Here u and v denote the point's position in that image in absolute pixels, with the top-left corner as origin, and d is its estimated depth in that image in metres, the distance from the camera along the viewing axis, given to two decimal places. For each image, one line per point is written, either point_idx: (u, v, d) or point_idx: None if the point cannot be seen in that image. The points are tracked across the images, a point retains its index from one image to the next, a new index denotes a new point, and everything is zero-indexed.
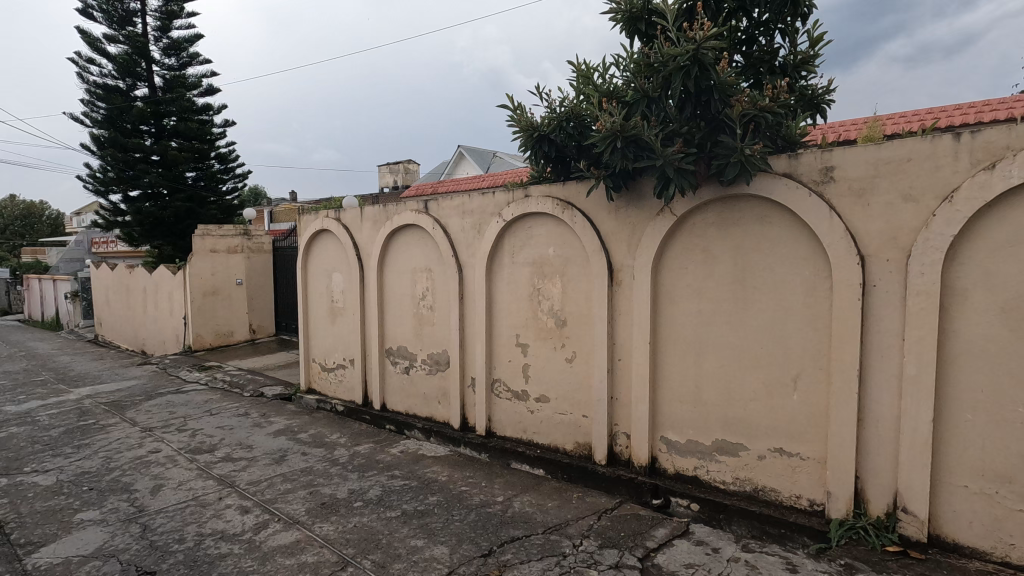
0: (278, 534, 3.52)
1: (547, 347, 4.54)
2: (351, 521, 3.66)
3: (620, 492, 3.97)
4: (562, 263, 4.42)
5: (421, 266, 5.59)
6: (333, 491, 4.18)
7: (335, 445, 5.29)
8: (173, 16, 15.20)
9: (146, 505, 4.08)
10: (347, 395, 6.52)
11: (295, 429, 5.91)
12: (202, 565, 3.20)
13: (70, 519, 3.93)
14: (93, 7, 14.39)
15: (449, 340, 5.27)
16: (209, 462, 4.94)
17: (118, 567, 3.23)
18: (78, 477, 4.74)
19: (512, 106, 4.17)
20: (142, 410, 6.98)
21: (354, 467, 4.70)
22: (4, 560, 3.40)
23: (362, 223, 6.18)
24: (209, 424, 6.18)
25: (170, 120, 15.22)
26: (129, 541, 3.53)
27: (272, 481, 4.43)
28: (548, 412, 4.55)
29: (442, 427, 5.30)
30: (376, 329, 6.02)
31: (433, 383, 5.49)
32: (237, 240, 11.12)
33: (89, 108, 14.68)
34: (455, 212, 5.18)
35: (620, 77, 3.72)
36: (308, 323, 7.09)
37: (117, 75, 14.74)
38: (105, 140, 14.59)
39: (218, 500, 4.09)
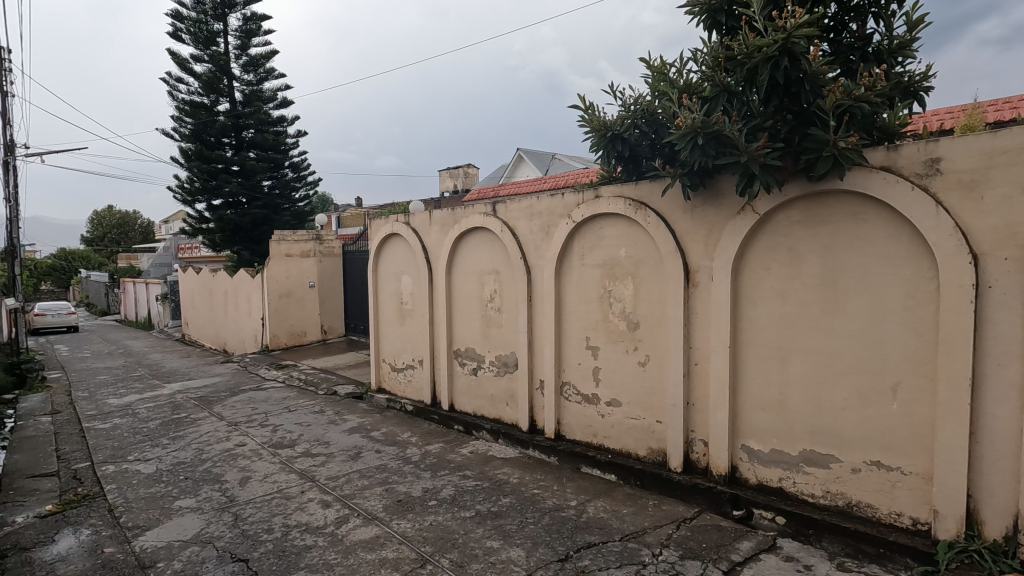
0: (358, 529, 3.63)
1: (618, 350, 4.46)
2: (428, 519, 3.73)
3: (698, 501, 3.83)
4: (634, 265, 4.33)
5: (489, 268, 5.63)
6: (408, 489, 4.27)
7: (407, 444, 5.41)
8: (251, 34, 16.17)
9: (237, 495, 4.32)
10: (415, 395, 6.67)
11: (368, 427, 6.10)
12: (290, 555, 3.35)
13: (170, 505, 4.22)
14: (181, 29, 15.52)
15: (518, 342, 5.28)
16: (291, 457, 5.17)
17: (215, 553, 3.43)
18: (174, 467, 5.09)
19: (584, 106, 4.15)
20: (227, 405, 7.42)
21: (426, 466, 4.78)
22: (115, 541, 3.69)
23: (430, 226, 6.30)
24: (288, 420, 6.48)
25: (248, 131, 16.23)
26: (223, 529, 3.74)
27: (349, 477, 4.59)
28: (619, 416, 4.46)
29: (510, 429, 5.32)
30: (444, 330, 6.12)
31: (501, 384, 5.52)
32: (310, 245, 11.66)
33: (178, 123, 15.82)
34: (523, 214, 5.18)
35: (698, 71, 3.62)
36: (377, 324, 7.31)
37: (202, 92, 15.80)
38: (192, 153, 15.69)
39: (300, 493, 4.28)
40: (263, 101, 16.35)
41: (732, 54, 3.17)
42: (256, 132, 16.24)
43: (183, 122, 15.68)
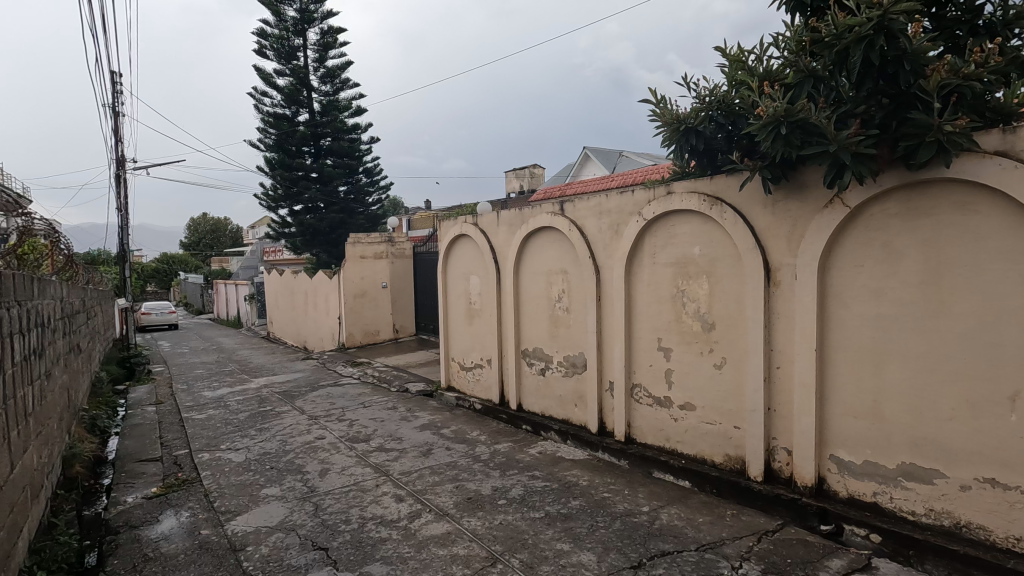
0: (430, 524, 3.71)
1: (692, 351, 4.29)
2: (497, 518, 3.75)
3: (781, 513, 3.61)
4: (709, 263, 4.15)
5: (557, 268, 5.60)
6: (478, 487, 4.32)
7: (476, 442, 5.48)
8: (328, 47, 16.99)
9: (317, 486, 4.54)
10: (484, 394, 6.73)
11: (438, 424, 6.23)
12: (367, 547, 3.46)
13: (257, 493, 4.50)
14: (266, 47, 16.56)
15: (587, 342, 5.20)
16: (366, 451, 5.37)
17: (298, 540, 3.61)
18: (261, 457, 5.42)
19: (655, 100, 4.04)
20: (308, 400, 7.82)
21: (495, 464, 4.81)
22: (210, 523, 3.97)
23: (497, 227, 6.34)
24: (363, 416, 6.73)
25: (326, 140, 17.09)
26: (305, 518, 3.94)
27: (421, 473, 4.70)
28: (693, 421, 4.29)
29: (579, 430, 5.25)
30: (512, 330, 6.14)
31: (569, 385, 5.46)
32: (382, 247, 12.11)
33: (263, 134, 16.88)
34: (592, 212, 5.11)
35: (780, 57, 3.41)
36: (446, 324, 7.45)
37: (284, 104, 16.78)
38: (275, 162, 16.71)
39: (375, 487, 4.43)
40: (339, 111, 17.11)
41: (818, 37, 2.96)
42: (333, 140, 17.05)
43: (267, 133, 16.68)
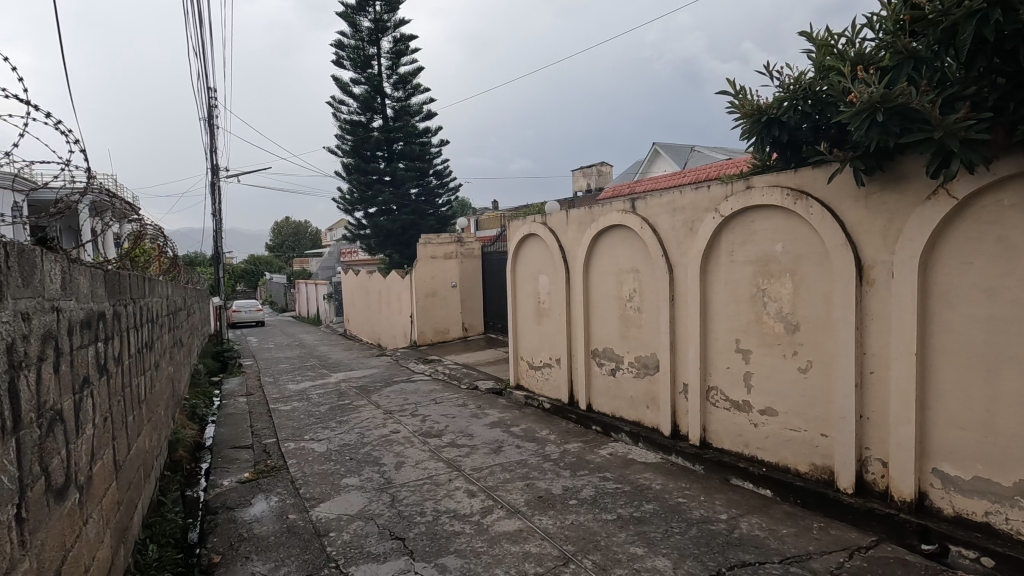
0: (502, 521, 3.75)
1: (773, 354, 4.08)
2: (569, 518, 3.74)
3: (875, 529, 3.37)
4: (793, 261, 3.93)
5: (628, 267, 5.49)
6: (549, 486, 4.32)
7: (546, 441, 5.49)
8: (401, 54, 17.55)
9: (393, 478, 4.71)
10: (553, 393, 6.72)
11: (508, 422, 6.29)
12: (441, 539, 3.55)
13: (339, 482, 4.73)
14: (343, 57, 17.35)
15: (659, 343, 5.07)
16: (439, 446, 5.51)
17: (377, 529, 3.76)
18: (341, 448, 5.70)
19: (733, 91, 3.88)
20: (383, 395, 8.13)
21: (565, 464, 4.80)
22: (297, 509, 4.22)
23: (567, 226, 6.31)
24: (435, 412, 6.91)
25: (398, 144, 17.69)
26: (382, 508, 4.10)
27: (493, 469, 4.76)
28: (775, 427, 4.08)
29: (651, 433, 5.13)
30: (582, 330, 6.09)
31: (640, 386, 5.35)
32: (452, 247, 12.39)
33: (341, 141, 17.71)
34: (665, 210, 4.97)
35: (875, 39, 3.18)
36: (515, 323, 7.50)
37: (360, 111, 17.52)
38: (352, 167, 17.51)
39: (448, 481, 4.54)
40: (411, 116, 17.64)
41: (921, 15, 2.73)
42: (405, 144, 17.62)
43: (344, 139, 17.48)
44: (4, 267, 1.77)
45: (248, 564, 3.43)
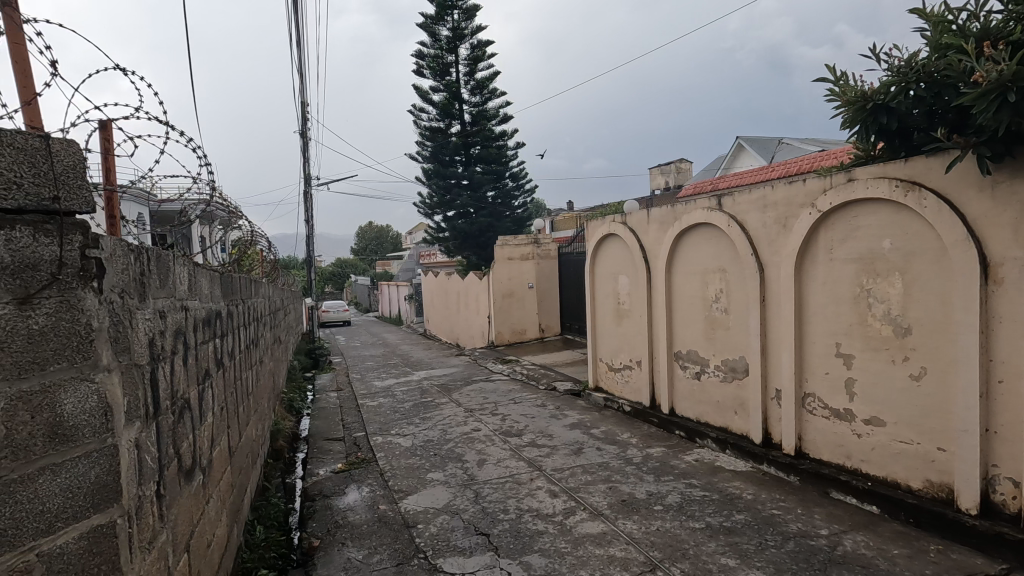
0: (586, 522, 3.73)
1: (880, 359, 3.77)
2: (655, 524, 3.65)
3: (1004, 556, 3.03)
4: (903, 259, 3.62)
5: (714, 267, 5.29)
6: (632, 490, 4.24)
7: (627, 444, 5.39)
8: (478, 60, 17.91)
9: (476, 475, 4.81)
10: (633, 396, 6.59)
11: (588, 424, 6.24)
12: (525, 537, 3.59)
13: (425, 476, 4.90)
14: (424, 66, 17.96)
15: (749, 346, 4.84)
16: (520, 445, 5.56)
17: (463, 524, 3.86)
18: (425, 444, 5.90)
19: (833, 78, 3.64)
20: (463, 393, 8.33)
21: (648, 469, 4.69)
22: (387, 500, 4.42)
23: (648, 225, 6.16)
24: (515, 411, 6.98)
25: (475, 148, 18.06)
26: (467, 504, 4.20)
27: (574, 470, 4.75)
28: (882, 438, 3.77)
29: (740, 440, 4.90)
30: (664, 332, 5.93)
31: (728, 391, 5.13)
32: (529, 248, 12.49)
33: (421, 147, 18.34)
34: (755, 206, 4.74)
35: (1003, 12, 2.88)
36: (594, 323, 7.43)
37: (439, 117, 18.06)
38: (432, 172, 18.11)
39: (530, 481, 4.57)
40: (488, 120, 17.96)
41: None
42: (482, 148, 17.97)
43: (424, 145, 18.11)
44: (146, 270, 1.99)
45: (345, 550, 3.64)
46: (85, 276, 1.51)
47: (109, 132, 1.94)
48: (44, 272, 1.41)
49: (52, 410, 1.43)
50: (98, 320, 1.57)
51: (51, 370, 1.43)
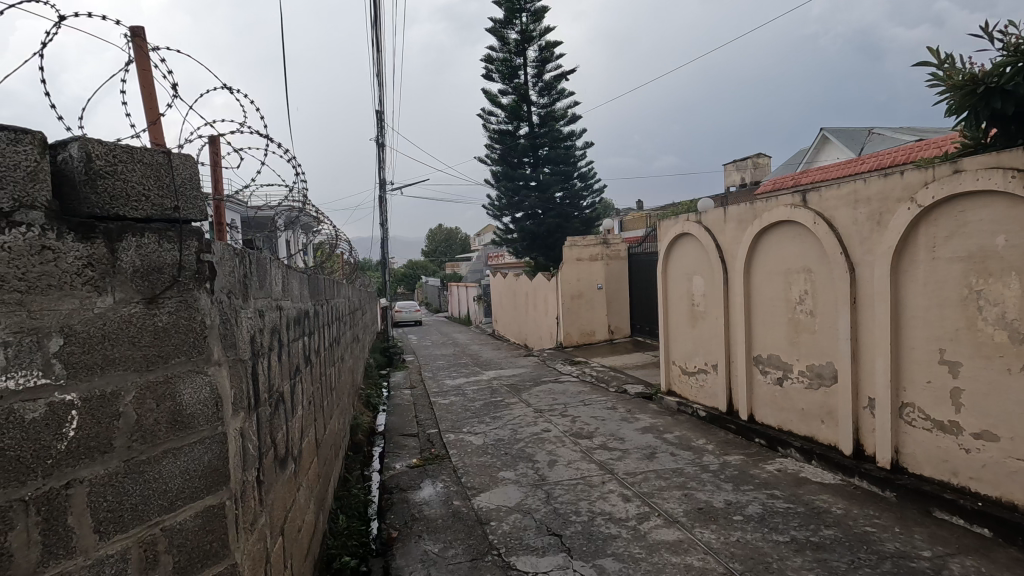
0: (661, 529, 3.65)
1: (993, 368, 3.44)
2: (734, 534, 3.51)
3: None
4: (1019, 256, 3.28)
5: (798, 266, 5.01)
6: (709, 498, 4.10)
7: (703, 451, 5.22)
8: (546, 61, 17.95)
9: (547, 475, 4.82)
10: (709, 400, 6.37)
11: (661, 428, 6.09)
12: (598, 541, 3.56)
13: (497, 474, 4.98)
14: (492, 70, 18.21)
15: (837, 351, 4.55)
16: (591, 448, 5.52)
17: (535, 523, 3.89)
18: (496, 442, 5.98)
19: (937, 60, 3.36)
20: (532, 394, 8.36)
21: (726, 477, 4.51)
22: (461, 496, 4.52)
23: (725, 223, 5.94)
24: (585, 413, 6.93)
25: (543, 150, 18.11)
26: (538, 504, 4.22)
27: (647, 475, 4.65)
28: (994, 455, 3.43)
29: (828, 451, 4.61)
30: (743, 334, 5.68)
31: (814, 399, 4.84)
32: (598, 248, 12.37)
33: (490, 150, 18.61)
34: (845, 202, 4.45)
35: None
36: (667, 325, 7.24)
37: (507, 120, 18.26)
38: (500, 174, 18.34)
39: (602, 483, 4.52)
40: (556, 120, 17.96)
41: None
42: (550, 149, 18.01)
43: (493, 148, 18.37)
44: (248, 272, 2.15)
45: (422, 542, 3.76)
46: (199, 277, 1.66)
47: (217, 145, 2.11)
48: (166, 274, 1.56)
49: (173, 399, 1.58)
50: (210, 318, 1.72)
51: (172, 363, 1.58)
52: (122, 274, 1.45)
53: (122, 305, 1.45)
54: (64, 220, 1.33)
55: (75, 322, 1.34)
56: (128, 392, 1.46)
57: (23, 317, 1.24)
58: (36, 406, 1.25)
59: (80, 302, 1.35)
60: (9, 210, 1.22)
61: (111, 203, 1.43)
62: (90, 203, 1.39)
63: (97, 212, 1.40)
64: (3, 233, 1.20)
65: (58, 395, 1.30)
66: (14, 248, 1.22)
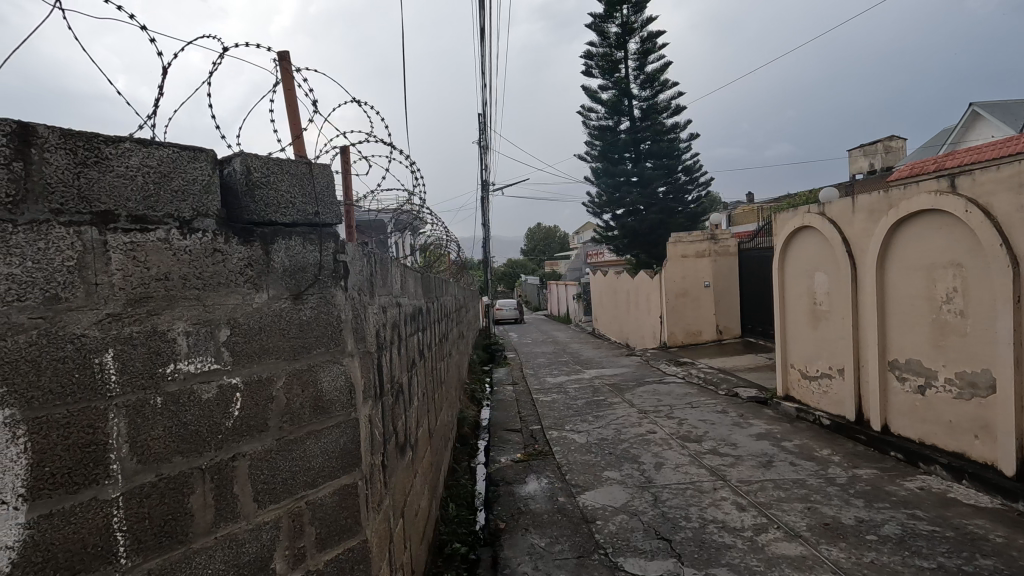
0: (781, 542, 3.42)
1: None
2: (868, 556, 3.19)
3: None
4: None
5: (945, 261, 4.45)
6: (837, 514, 3.77)
7: (828, 462, 4.81)
8: (648, 52, 17.44)
9: (654, 478, 4.70)
10: (833, 407, 5.85)
11: (778, 435, 5.69)
12: (711, 549, 3.41)
13: (602, 474, 4.94)
14: (593, 66, 17.99)
15: (996, 357, 3.99)
16: (700, 452, 5.29)
17: (643, 526, 3.81)
18: (600, 441, 5.94)
19: None
20: (636, 394, 8.19)
21: (856, 492, 4.12)
22: (566, 493, 4.54)
23: (854, 214, 5.42)
24: (693, 416, 6.66)
25: (645, 144, 17.61)
26: (646, 506, 4.13)
27: (764, 485, 4.37)
28: None
29: (983, 470, 4.06)
30: (875, 336, 5.15)
31: (964, 409, 4.29)
32: (705, 244, 11.83)
33: (591, 147, 18.42)
34: (1005, 186, 3.89)
35: None
36: (785, 325, 6.75)
37: (608, 115, 17.97)
38: (601, 171, 18.11)
39: (714, 490, 4.32)
40: (659, 113, 17.40)
41: None
42: (653, 142, 17.49)
43: (594, 145, 18.19)
44: (374, 272, 2.33)
45: (528, 535, 3.83)
46: (335, 276, 1.84)
47: (347, 155, 2.30)
48: (310, 273, 1.74)
49: (315, 386, 1.75)
50: (344, 313, 1.89)
51: (315, 353, 1.76)
52: (274, 273, 1.63)
53: (275, 300, 1.63)
54: (230, 226, 1.53)
55: (237, 315, 1.53)
56: (279, 377, 1.64)
57: (200, 310, 1.43)
58: (210, 388, 1.45)
59: (242, 297, 1.54)
60: (190, 218, 1.42)
61: (266, 211, 1.61)
62: (250, 211, 1.57)
63: (256, 219, 1.59)
64: (185, 238, 1.40)
65: (226, 378, 1.49)
66: (193, 250, 1.42)
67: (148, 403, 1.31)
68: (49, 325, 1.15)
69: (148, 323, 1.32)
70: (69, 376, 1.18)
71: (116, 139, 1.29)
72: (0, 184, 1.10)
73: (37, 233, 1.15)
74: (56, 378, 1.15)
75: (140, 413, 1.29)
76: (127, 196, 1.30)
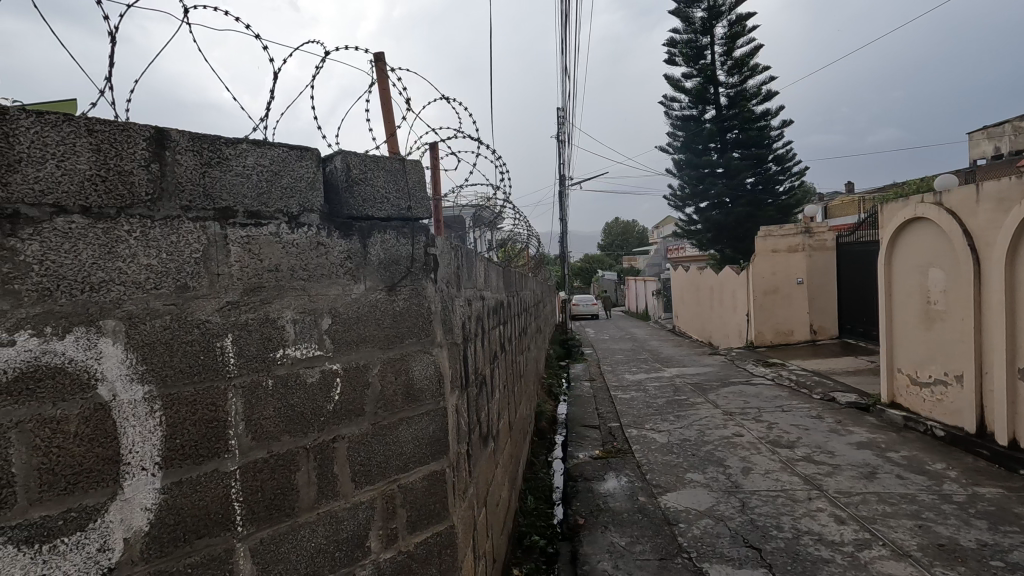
0: (887, 561, 3.15)
1: None
2: None
3: None
4: None
5: None
6: (953, 535, 3.41)
7: (943, 477, 4.36)
8: (736, 36, 16.58)
9: (741, 483, 4.48)
10: (948, 417, 5.30)
11: (883, 445, 5.24)
12: (806, 562, 3.21)
13: (684, 475, 4.78)
14: (676, 54, 17.34)
15: None
16: (792, 459, 4.98)
17: (729, 532, 3.65)
18: (682, 442, 5.74)
19: None
20: (720, 395, 7.84)
21: (978, 512, 3.71)
22: (646, 493, 4.44)
23: (979, 203, 4.86)
24: (784, 420, 6.28)
25: (733, 133, 16.78)
26: (732, 511, 3.95)
27: (867, 497, 4.04)
28: None
29: None
30: (1003, 340, 4.60)
31: None
32: (798, 238, 11.10)
33: (673, 138, 17.80)
34: None
35: None
36: (891, 326, 6.19)
37: (692, 105, 17.28)
38: (684, 163, 17.46)
39: (809, 500, 4.05)
40: (748, 99, 16.53)
41: None
42: (741, 131, 16.64)
43: (676, 136, 17.57)
44: (460, 264, 2.38)
45: (608, 533, 3.78)
46: (426, 269, 1.90)
47: (436, 151, 2.36)
48: (403, 266, 1.81)
49: (407, 374, 1.82)
50: (434, 304, 1.95)
51: (407, 342, 1.82)
52: (371, 265, 1.71)
53: (371, 291, 1.71)
54: (332, 221, 1.62)
55: (338, 305, 1.62)
56: (374, 365, 1.71)
57: (306, 300, 1.53)
58: (314, 372, 1.54)
59: (341, 288, 1.62)
60: (297, 213, 1.51)
61: (364, 207, 1.69)
62: (349, 206, 1.65)
63: (355, 213, 1.67)
64: (293, 232, 1.50)
65: (328, 363, 1.58)
66: (299, 243, 1.52)
67: (261, 385, 1.42)
68: (179, 311, 1.27)
69: (261, 311, 1.42)
70: (195, 358, 1.29)
71: (234, 141, 1.40)
72: (141, 184, 1.23)
73: (170, 228, 1.27)
74: (185, 358, 1.27)
75: (254, 394, 1.40)
76: (244, 193, 1.41)
